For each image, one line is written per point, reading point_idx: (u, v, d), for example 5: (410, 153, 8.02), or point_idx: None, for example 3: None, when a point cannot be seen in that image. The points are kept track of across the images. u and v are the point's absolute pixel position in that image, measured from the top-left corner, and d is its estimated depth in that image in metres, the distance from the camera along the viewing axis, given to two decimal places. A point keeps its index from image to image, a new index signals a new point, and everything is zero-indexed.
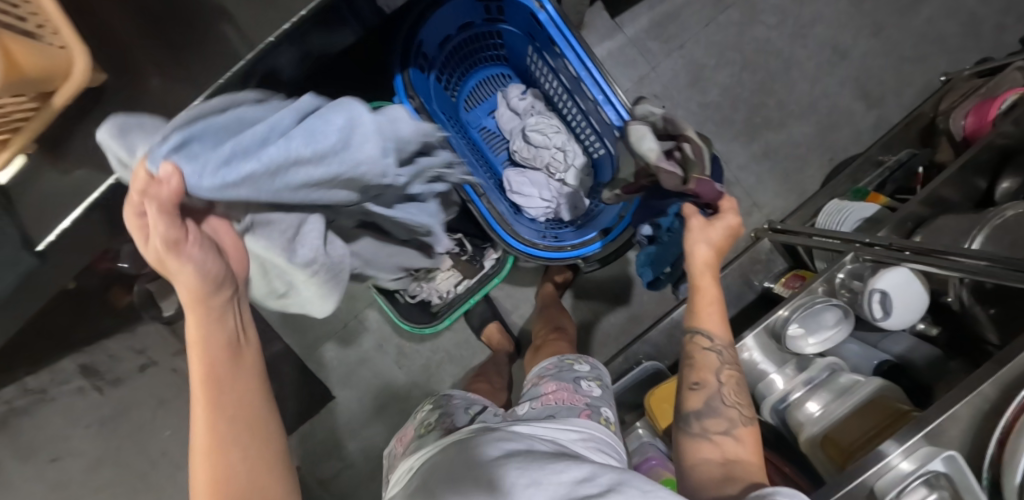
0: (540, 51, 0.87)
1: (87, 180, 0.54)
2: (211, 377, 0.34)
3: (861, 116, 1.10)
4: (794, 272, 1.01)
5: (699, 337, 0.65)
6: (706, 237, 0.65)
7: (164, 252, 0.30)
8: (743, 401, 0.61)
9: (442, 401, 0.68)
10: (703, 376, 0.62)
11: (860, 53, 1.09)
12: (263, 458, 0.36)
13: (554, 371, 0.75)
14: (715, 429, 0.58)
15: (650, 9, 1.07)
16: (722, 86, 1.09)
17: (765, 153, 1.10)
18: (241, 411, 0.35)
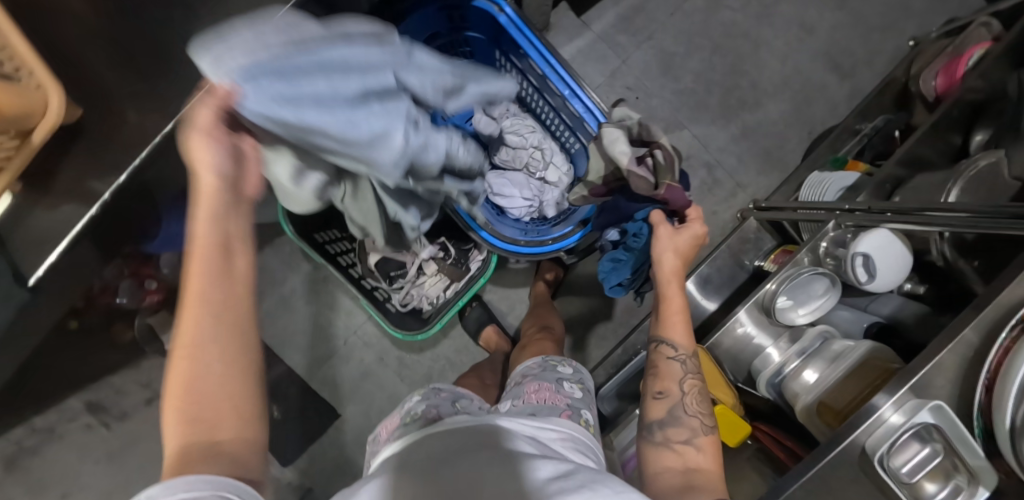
0: (507, 52, 0.88)
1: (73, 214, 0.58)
2: (194, 293, 0.34)
3: (836, 88, 1.10)
4: (782, 248, 1.00)
5: (664, 347, 0.69)
6: (672, 247, 0.71)
7: (196, 132, 0.33)
8: (706, 410, 0.63)
9: (429, 395, 0.68)
10: (666, 385, 0.65)
11: (827, 27, 1.11)
12: (237, 386, 0.35)
13: (537, 371, 0.75)
14: (677, 439, 0.59)
15: (615, 4, 1.10)
16: (694, 71, 1.10)
17: (743, 133, 1.10)
18: (224, 333, 0.35)
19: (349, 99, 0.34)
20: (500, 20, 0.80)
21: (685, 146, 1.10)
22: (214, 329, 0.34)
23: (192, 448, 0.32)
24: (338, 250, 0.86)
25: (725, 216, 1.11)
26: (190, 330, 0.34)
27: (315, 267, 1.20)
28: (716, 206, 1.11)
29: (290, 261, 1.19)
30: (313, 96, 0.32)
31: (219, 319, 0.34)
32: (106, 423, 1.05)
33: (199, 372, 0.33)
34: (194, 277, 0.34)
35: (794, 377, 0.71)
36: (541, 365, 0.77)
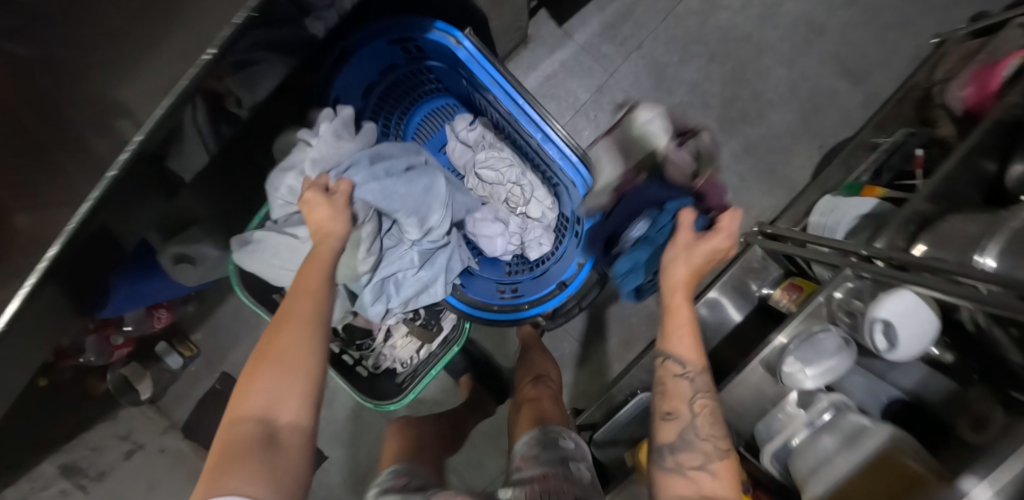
0: (472, 84, 0.78)
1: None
2: (295, 312, 0.53)
3: (848, 96, 0.99)
4: (790, 280, 0.91)
5: (671, 364, 0.63)
6: (688, 257, 0.68)
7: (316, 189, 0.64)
8: (719, 432, 0.58)
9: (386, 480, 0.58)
10: (674, 405, 0.60)
11: (838, 25, 0.99)
12: (301, 359, 0.50)
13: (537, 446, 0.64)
14: (690, 464, 0.56)
15: (600, 10, 0.98)
16: (690, 82, 0.99)
17: (746, 149, 0.99)
18: (297, 343, 0.51)
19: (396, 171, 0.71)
20: (459, 55, 0.69)
21: None
22: (296, 338, 0.51)
23: (252, 423, 0.45)
24: None
25: (727, 241, 1.01)
26: (281, 337, 0.51)
27: None
28: None
29: None
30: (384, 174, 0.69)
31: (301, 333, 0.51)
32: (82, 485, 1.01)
33: (276, 366, 0.49)
34: (300, 301, 0.54)
35: (803, 452, 0.64)
36: (538, 441, 0.65)
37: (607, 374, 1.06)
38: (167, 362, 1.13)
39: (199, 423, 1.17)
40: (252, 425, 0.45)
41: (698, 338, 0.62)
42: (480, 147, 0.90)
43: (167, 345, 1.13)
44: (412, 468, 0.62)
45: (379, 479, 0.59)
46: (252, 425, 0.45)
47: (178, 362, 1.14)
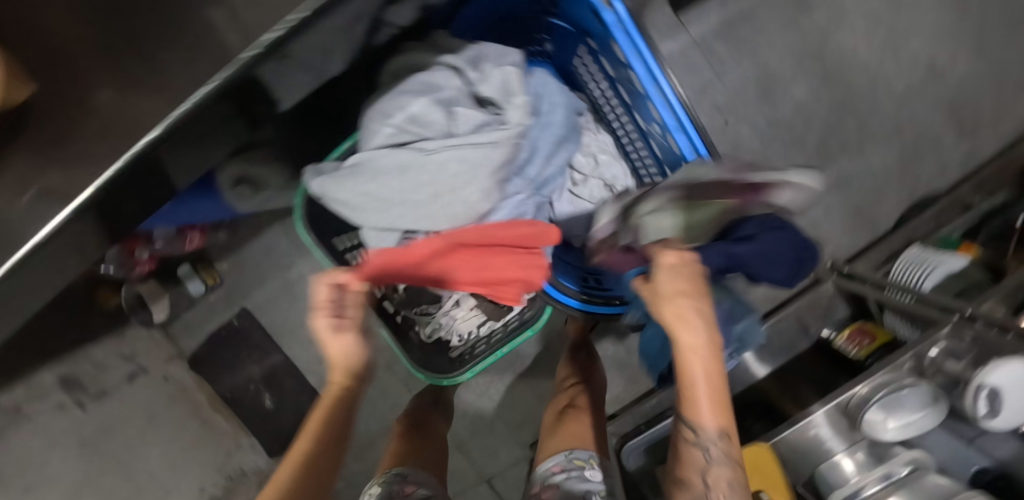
0: (604, 52, 0.67)
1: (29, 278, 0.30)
2: (305, 446, 0.53)
3: (950, 147, 0.94)
4: (859, 324, 0.90)
5: (683, 429, 0.51)
6: (664, 294, 0.50)
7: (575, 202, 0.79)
8: None
9: (394, 485, 0.57)
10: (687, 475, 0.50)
11: (959, 73, 0.93)
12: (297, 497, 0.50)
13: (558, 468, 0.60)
14: None
15: (721, 6, 0.91)
16: (797, 101, 0.94)
17: (837, 182, 0.96)
18: (311, 470, 0.52)
19: (563, 115, 0.60)
20: (605, 18, 0.59)
21: None
22: (301, 469, 0.52)
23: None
24: None
25: (796, 272, 0.99)
26: (290, 460, 0.53)
27: None
28: (789, 259, 0.98)
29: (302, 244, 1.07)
30: (558, 109, 0.60)
31: (305, 471, 0.52)
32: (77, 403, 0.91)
33: (299, 474, 0.51)
34: (305, 436, 0.55)
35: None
36: (563, 469, 0.60)
37: (643, 382, 1.04)
38: (188, 287, 1.04)
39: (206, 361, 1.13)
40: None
41: (722, 398, 0.49)
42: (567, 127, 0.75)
43: (190, 269, 1.04)
44: (431, 483, 0.60)
45: (384, 478, 0.59)
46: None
47: (199, 289, 1.05)
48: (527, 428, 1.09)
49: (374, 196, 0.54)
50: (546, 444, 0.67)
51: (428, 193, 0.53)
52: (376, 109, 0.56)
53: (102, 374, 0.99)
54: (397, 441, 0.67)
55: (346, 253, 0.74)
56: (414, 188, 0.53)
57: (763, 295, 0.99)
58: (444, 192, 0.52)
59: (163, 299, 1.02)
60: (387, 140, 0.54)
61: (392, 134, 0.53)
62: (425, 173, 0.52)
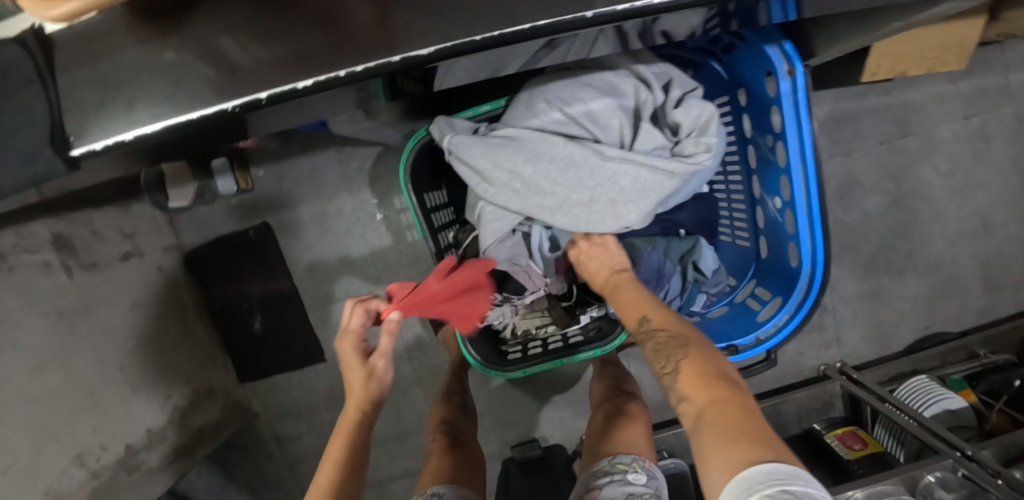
0: (756, 115, 0.69)
1: (182, 68, 0.36)
2: (339, 445, 0.54)
3: (974, 297, 1.03)
4: (852, 429, 0.95)
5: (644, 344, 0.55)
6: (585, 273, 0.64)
7: None
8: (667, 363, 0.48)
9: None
10: None
11: (1004, 235, 1.02)
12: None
13: (603, 479, 0.60)
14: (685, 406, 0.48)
15: (835, 100, 0.95)
16: (867, 212, 0.99)
17: (871, 295, 1.03)
18: (351, 482, 0.51)
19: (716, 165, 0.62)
20: (781, 85, 0.60)
21: None
22: (343, 464, 0.52)
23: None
24: (441, 221, 0.73)
25: (808, 362, 1.05)
26: (328, 461, 0.53)
27: (379, 202, 1.01)
28: (805, 349, 1.04)
29: (352, 180, 1.01)
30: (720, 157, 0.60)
31: (346, 478, 0.51)
32: (68, 269, 0.82)
33: (343, 474, 0.51)
34: (339, 433, 0.56)
35: None
36: (606, 473, 0.61)
37: None
38: (218, 183, 0.95)
39: (207, 264, 1.05)
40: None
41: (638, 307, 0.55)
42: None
43: (227, 164, 0.94)
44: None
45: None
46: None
47: (229, 188, 0.96)
48: (511, 428, 1.10)
49: (522, 178, 0.54)
50: (593, 450, 0.68)
51: (585, 194, 0.54)
52: (546, 90, 0.56)
53: (98, 244, 0.88)
54: (436, 461, 0.68)
55: (431, 212, 0.70)
56: (572, 187, 0.54)
57: (772, 374, 1.05)
58: (603, 200, 0.54)
59: (186, 187, 0.92)
60: (555, 124, 0.55)
61: (561, 120, 0.55)
62: (592, 177, 0.53)
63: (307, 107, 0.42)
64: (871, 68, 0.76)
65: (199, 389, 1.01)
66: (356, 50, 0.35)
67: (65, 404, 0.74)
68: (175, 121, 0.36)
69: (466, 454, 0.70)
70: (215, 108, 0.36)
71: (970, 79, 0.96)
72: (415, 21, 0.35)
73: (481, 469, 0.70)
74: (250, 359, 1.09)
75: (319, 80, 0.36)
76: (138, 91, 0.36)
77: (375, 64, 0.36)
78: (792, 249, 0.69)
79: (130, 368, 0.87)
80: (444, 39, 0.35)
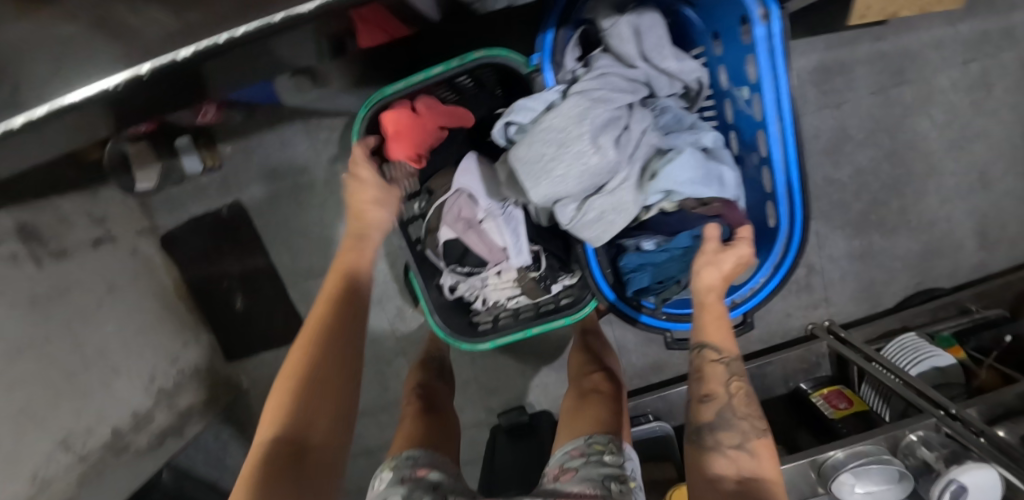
0: (733, 70, 0.65)
1: (79, 41, 0.33)
2: (340, 276, 0.54)
3: (968, 253, 1.00)
4: (838, 388, 0.95)
5: (705, 349, 0.50)
6: (719, 262, 0.51)
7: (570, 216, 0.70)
8: (756, 413, 0.47)
9: (405, 470, 0.58)
10: (713, 388, 0.48)
11: (1003, 188, 0.97)
12: (336, 332, 0.48)
13: (579, 459, 0.59)
14: (728, 443, 0.44)
15: (826, 48, 0.90)
16: (858, 167, 0.95)
17: (861, 254, 1.00)
18: (354, 306, 0.52)
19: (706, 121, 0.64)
20: (756, 31, 0.56)
21: None
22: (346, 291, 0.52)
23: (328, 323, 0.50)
24: None
25: (796, 322, 1.03)
26: (330, 289, 0.53)
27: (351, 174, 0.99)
28: (792, 309, 1.02)
29: (321, 152, 0.97)
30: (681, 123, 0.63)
31: (348, 303, 0.52)
32: (36, 258, 0.80)
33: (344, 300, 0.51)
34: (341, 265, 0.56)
35: None
36: (583, 453, 0.60)
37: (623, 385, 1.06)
38: (184, 162, 0.94)
39: (183, 245, 1.03)
40: (320, 375, 0.46)
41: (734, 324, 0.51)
42: (567, 72, 0.60)
43: (191, 143, 0.92)
44: (443, 466, 0.60)
45: (395, 463, 0.60)
46: (324, 369, 0.46)
47: (195, 169, 0.95)
48: (497, 396, 1.10)
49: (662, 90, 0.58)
50: (567, 425, 0.67)
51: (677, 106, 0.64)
52: (621, 40, 0.59)
53: (67, 230, 0.87)
54: (409, 426, 0.68)
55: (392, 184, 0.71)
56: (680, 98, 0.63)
57: (758, 335, 1.04)
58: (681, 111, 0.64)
59: (151, 168, 0.90)
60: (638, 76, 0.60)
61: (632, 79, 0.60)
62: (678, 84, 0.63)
63: (218, 79, 0.39)
64: (861, 10, 0.71)
65: (184, 369, 1.02)
66: (240, 12, 0.32)
67: (45, 390, 0.75)
68: (62, 102, 0.34)
69: (438, 418, 0.70)
70: (101, 83, 0.34)
71: (971, 21, 0.90)
72: None
73: (454, 434, 0.70)
74: (234, 337, 1.09)
75: (201, 46, 0.33)
76: (39, 68, 0.34)
77: (254, 26, 0.32)
78: (768, 207, 0.67)
79: (111, 352, 0.87)
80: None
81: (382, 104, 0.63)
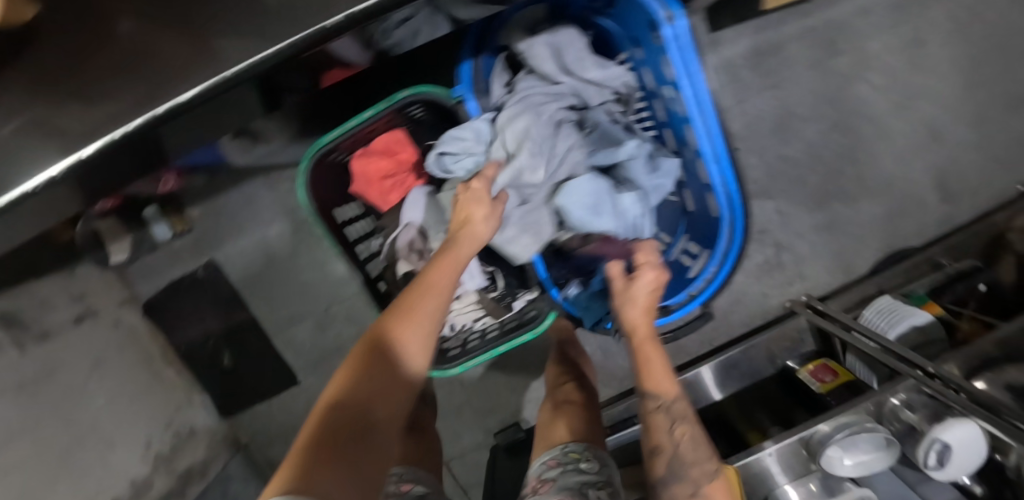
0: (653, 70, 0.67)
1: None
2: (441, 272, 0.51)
3: (932, 209, 1.01)
4: (824, 361, 0.95)
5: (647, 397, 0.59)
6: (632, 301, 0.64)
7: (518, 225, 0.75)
8: (704, 453, 0.53)
9: (390, 486, 0.59)
10: (658, 438, 0.55)
11: (955, 141, 0.99)
12: (423, 332, 0.45)
13: (557, 468, 0.60)
14: (683, 494, 0.51)
15: (755, 32, 0.92)
16: (808, 141, 0.97)
17: (826, 225, 1.01)
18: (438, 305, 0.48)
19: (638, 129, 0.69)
20: (663, 33, 0.58)
21: (764, 216, 0.99)
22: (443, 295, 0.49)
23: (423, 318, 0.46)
24: (359, 233, 0.75)
25: (774, 301, 1.04)
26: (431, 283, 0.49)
27: None
28: (769, 289, 1.03)
29: (286, 201, 1.00)
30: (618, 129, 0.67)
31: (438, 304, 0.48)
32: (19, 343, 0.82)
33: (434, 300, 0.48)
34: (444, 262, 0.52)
35: None
36: (560, 463, 0.61)
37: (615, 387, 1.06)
38: (153, 230, 0.97)
39: (165, 309, 1.05)
40: (390, 369, 0.41)
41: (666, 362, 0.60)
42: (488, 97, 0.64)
43: (159, 212, 0.96)
44: (426, 479, 0.62)
45: None
46: (392, 365, 0.41)
47: (165, 234, 0.98)
48: (492, 415, 1.11)
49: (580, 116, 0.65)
50: (544, 436, 0.68)
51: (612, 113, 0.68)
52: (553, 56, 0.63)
53: (48, 311, 0.89)
54: None
55: (345, 224, 0.73)
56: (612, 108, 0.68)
57: (740, 319, 1.04)
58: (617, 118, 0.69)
59: (124, 240, 0.95)
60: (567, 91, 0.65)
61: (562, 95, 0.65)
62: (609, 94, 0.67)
63: (146, 159, 0.41)
64: None
65: (180, 431, 1.03)
66: (149, 99, 0.36)
67: (41, 471, 0.76)
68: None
69: (421, 439, 0.72)
70: (23, 188, 0.35)
71: None
72: (199, 45, 0.36)
73: (436, 454, 0.72)
74: (227, 393, 1.10)
75: (117, 135, 0.35)
76: None
77: (168, 105, 0.35)
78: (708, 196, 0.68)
79: (104, 425, 0.89)
80: (228, 66, 0.35)
81: (322, 153, 0.66)
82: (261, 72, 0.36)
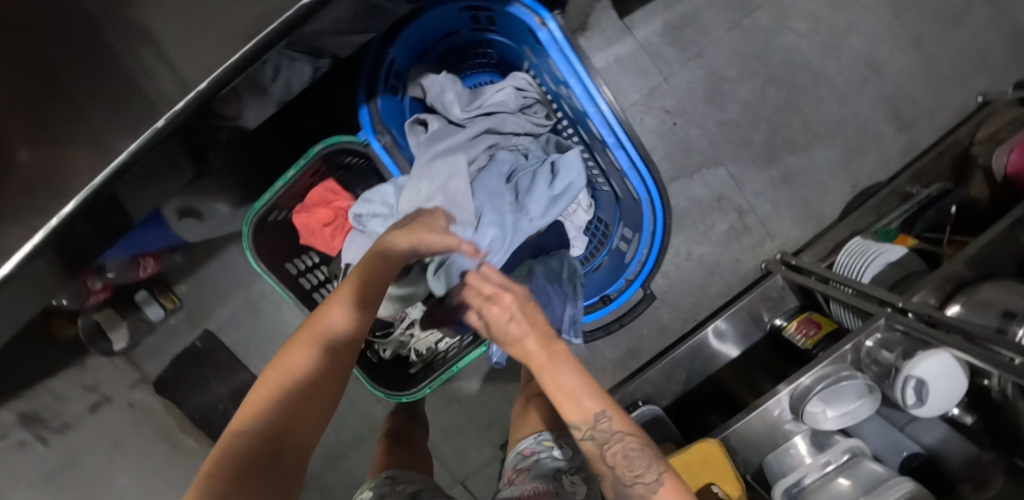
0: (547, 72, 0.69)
1: None
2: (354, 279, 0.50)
3: (891, 140, 0.98)
4: (807, 315, 0.93)
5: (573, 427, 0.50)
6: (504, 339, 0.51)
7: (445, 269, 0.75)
8: (643, 468, 0.45)
9: (384, 487, 0.61)
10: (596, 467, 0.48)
11: (897, 68, 0.97)
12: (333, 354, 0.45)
13: (532, 459, 0.61)
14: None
15: (666, 9, 0.93)
16: (744, 101, 0.96)
17: (784, 179, 0.99)
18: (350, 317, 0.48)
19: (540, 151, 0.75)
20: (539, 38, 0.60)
21: (718, 183, 0.99)
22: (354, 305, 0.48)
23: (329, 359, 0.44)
24: (314, 282, 0.79)
25: (749, 265, 1.02)
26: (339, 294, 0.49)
27: None
28: (741, 254, 1.01)
29: None
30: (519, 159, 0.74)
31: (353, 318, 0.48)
32: None
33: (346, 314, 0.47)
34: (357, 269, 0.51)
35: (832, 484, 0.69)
36: (534, 452, 0.62)
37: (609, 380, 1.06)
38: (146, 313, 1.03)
39: None
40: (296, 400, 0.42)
41: (573, 381, 0.49)
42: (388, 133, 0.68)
43: (148, 294, 1.02)
44: (417, 478, 0.64)
45: (374, 483, 0.63)
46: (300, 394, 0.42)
47: (158, 314, 1.03)
48: (496, 428, 1.12)
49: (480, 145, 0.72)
50: (516, 433, 0.70)
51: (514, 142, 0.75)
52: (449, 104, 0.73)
53: None
54: (380, 458, 0.72)
55: (299, 276, 0.78)
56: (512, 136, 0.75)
57: (718, 289, 1.02)
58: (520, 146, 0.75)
59: (121, 327, 1.01)
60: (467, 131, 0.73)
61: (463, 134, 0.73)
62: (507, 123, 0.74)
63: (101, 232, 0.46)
64: None
65: None
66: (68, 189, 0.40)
67: None
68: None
69: (410, 450, 0.74)
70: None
71: None
72: (85, 129, 0.40)
73: (426, 461, 0.74)
74: None
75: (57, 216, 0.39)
76: None
77: (86, 189, 0.39)
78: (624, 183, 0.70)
79: None
80: (128, 142, 0.39)
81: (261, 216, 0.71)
82: (157, 141, 0.40)
